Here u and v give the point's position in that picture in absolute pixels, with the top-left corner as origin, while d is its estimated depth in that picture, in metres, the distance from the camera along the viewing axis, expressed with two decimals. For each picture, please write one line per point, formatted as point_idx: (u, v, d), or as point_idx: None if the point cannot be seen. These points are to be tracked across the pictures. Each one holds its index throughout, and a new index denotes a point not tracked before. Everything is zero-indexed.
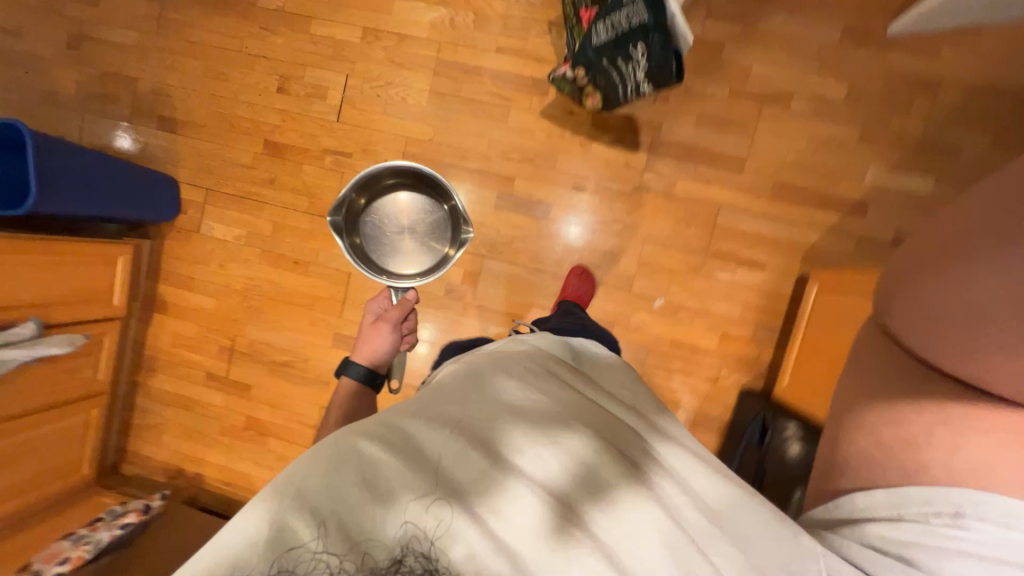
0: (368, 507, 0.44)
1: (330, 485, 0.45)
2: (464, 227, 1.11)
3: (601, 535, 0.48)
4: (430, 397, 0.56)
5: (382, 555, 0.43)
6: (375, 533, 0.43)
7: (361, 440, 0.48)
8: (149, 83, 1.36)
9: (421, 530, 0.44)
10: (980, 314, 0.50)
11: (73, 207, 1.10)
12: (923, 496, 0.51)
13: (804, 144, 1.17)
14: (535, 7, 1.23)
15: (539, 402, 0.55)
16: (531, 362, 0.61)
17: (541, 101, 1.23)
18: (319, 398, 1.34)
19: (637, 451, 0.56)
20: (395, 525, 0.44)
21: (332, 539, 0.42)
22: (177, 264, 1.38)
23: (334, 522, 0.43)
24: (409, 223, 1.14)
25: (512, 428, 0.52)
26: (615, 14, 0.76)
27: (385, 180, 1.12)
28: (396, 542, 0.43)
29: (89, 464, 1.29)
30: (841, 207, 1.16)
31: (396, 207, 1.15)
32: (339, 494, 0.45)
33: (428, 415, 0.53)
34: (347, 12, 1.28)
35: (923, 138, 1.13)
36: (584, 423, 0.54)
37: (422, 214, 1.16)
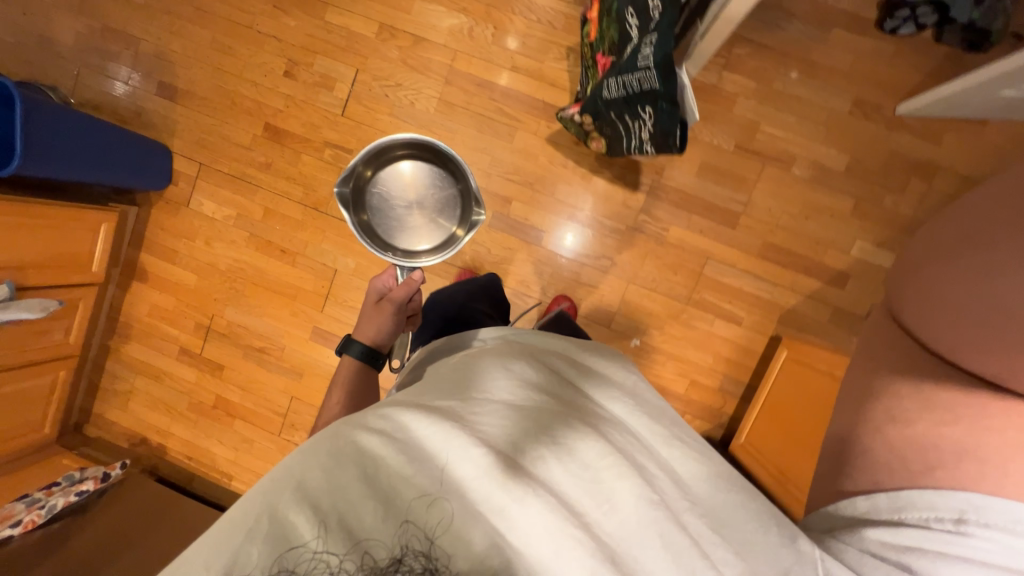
0: (369, 503, 0.41)
1: (331, 482, 0.42)
2: (475, 208, 1.06)
3: (607, 539, 0.45)
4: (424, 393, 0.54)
5: (382, 554, 0.39)
6: (376, 531, 0.40)
7: (361, 433, 0.45)
8: (152, 46, 1.32)
9: (422, 530, 0.41)
10: (1005, 314, 0.55)
11: (60, 171, 1.07)
12: (928, 502, 0.52)
13: (798, 208, 1.18)
14: (556, 30, 1.22)
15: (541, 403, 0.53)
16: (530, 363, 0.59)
17: (549, 127, 1.23)
18: (291, 388, 1.35)
19: (637, 455, 0.53)
20: (393, 524, 0.41)
21: (330, 538, 0.39)
22: (162, 234, 1.36)
23: (335, 520, 0.40)
24: (418, 196, 1.10)
25: (510, 422, 0.50)
26: (627, 75, 0.75)
27: (395, 154, 1.08)
28: (395, 541, 0.40)
29: (51, 424, 1.29)
30: (823, 275, 1.19)
31: (406, 179, 1.10)
32: (339, 491, 0.42)
33: (429, 408, 0.50)
34: (365, 5, 1.26)
35: (913, 220, 1.16)
36: (588, 426, 0.52)
37: (432, 185, 1.11)
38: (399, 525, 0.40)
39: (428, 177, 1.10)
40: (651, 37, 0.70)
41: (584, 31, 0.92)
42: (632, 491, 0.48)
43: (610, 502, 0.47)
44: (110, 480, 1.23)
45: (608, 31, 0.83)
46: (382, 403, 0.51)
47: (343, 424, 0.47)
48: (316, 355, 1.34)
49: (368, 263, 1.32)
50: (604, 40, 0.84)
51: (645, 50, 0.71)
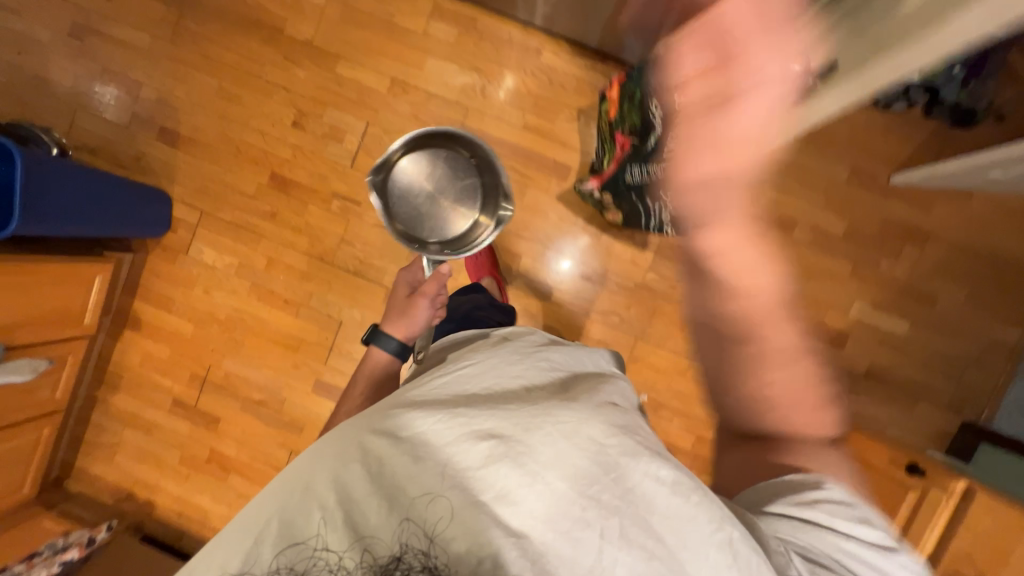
0: (374, 502, 0.46)
1: (342, 479, 0.48)
2: (504, 203, 1.04)
3: (599, 524, 0.45)
4: (422, 393, 0.58)
5: (381, 551, 0.43)
6: (380, 526, 0.44)
7: (367, 437, 0.50)
8: (155, 91, 1.29)
9: (419, 527, 0.44)
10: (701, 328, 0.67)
11: (56, 228, 1.03)
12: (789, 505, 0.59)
13: (800, 269, 1.22)
14: (566, 92, 1.24)
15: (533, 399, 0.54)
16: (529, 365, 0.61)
17: (559, 185, 1.25)
18: (291, 442, 1.31)
19: (635, 430, 0.53)
20: (392, 523, 0.44)
21: (331, 537, 0.44)
22: (159, 282, 1.32)
23: (343, 517, 0.45)
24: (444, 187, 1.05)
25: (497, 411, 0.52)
26: (652, 166, 0.78)
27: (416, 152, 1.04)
28: (394, 538, 0.44)
29: (31, 483, 1.22)
30: (824, 335, 1.23)
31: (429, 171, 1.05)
32: (349, 488, 0.47)
33: (428, 408, 0.53)
34: (377, 59, 1.26)
35: (906, 283, 1.21)
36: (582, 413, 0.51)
37: (456, 173, 1.06)
38: (399, 523, 0.44)
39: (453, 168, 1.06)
40: None
41: (603, 104, 0.95)
42: (653, 470, 0.48)
43: (606, 484, 0.47)
44: (96, 544, 1.18)
45: (629, 115, 0.86)
46: (388, 409, 0.56)
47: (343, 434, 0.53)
48: (319, 409, 1.31)
49: (375, 315, 1.30)
50: (624, 121, 0.88)
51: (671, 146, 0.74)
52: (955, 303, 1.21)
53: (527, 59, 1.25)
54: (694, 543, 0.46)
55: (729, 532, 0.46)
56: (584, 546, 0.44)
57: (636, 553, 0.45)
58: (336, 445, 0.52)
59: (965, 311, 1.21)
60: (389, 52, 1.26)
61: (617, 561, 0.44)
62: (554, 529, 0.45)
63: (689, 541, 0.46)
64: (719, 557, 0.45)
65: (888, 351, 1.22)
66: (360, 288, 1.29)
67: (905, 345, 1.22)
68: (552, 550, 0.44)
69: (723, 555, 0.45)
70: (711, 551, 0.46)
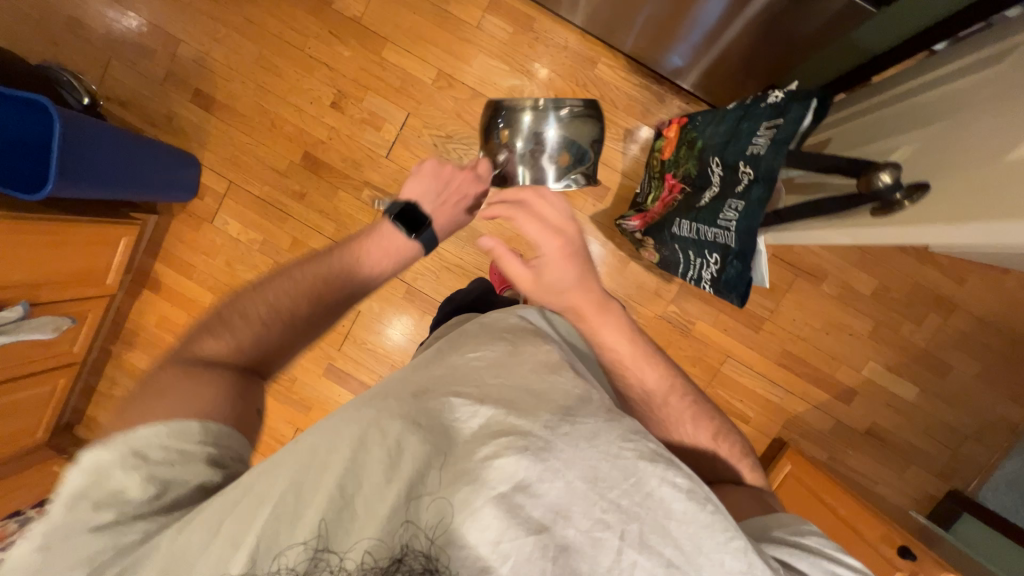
0: (391, 489, 0.46)
1: (355, 465, 0.47)
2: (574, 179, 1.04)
3: (609, 529, 0.47)
4: (433, 376, 0.57)
5: (382, 554, 0.42)
6: (393, 522, 0.44)
7: (382, 420, 0.50)
8: (193, 50, 1.25)
9: (428, 532, 0.44)
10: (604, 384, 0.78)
11: (87, 192, 1.01)
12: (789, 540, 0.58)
13: (820, 323, 1.23)
14: (616, 110, 1.21)
15: (548, 392, 0.55)
16: (540, 356, 0.60)
17: (594, 205, 1.23)
18: (297, 420, 1.35)
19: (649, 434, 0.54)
20: (398, 520, 0.44)
21: (348, 533, 0.44)
22: (181, 247, 1.31)
23: (358, 505, 0.46)
24: (550, 145, 0.97)
25: (513, 408, 0.52)
26: (703, 223, 0.76)
27: (571, 99, 0.96)
28: (399, 540, 0.43)
29: (44, 428, 1.25)
30: (832, 389, 1.24)
31: (559, 124, 0.97)
32: (364, 475, 0.47)
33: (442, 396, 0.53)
34: (425, 47, 1.21)
35: (923, 351, 1.21)
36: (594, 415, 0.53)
37: (572, 147, 0.99)
38: (399, 525, 0.44)
39: (575, 142, 0.99)
40: (736, 203, 0.70)
41: (658, 142, 0.93)
42: (665, 476, 0.50)
43: (623, 489, 0.48)
44: None
45: (685, 162, 0.84)
46: (400, 390, 0.55)
47: (348, 416, 0.51)
48: (327, 392, 1.35)
49: (393, 309, 1.32)
50: (679, 166, 0.86)
51: (728, 212, 0.71)
52: (967, 377, 1.21)
53: (581, 69, 1.20)
54: (711, 551, 0.48)
55: (744, 540, 0.50)
56: (602, 546, 0.46)
57: (653, 557, 0.47)
58: (337, 428, 0.50)
59: (977, 387, 1.21)
60: (438, 42, 1.21)
61: (636, 563, 0.46)
62: (571, 531, 0.46)
63: (705, 548, 0.48)
64: (733, 563, 0.48)
65: (891, 413, 1.24)
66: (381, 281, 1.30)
67: (909, 409, 1.23)
68: (573, 549, 0.45)
69: (739, 561, 0.49)
70: (726, 559, 0.49)
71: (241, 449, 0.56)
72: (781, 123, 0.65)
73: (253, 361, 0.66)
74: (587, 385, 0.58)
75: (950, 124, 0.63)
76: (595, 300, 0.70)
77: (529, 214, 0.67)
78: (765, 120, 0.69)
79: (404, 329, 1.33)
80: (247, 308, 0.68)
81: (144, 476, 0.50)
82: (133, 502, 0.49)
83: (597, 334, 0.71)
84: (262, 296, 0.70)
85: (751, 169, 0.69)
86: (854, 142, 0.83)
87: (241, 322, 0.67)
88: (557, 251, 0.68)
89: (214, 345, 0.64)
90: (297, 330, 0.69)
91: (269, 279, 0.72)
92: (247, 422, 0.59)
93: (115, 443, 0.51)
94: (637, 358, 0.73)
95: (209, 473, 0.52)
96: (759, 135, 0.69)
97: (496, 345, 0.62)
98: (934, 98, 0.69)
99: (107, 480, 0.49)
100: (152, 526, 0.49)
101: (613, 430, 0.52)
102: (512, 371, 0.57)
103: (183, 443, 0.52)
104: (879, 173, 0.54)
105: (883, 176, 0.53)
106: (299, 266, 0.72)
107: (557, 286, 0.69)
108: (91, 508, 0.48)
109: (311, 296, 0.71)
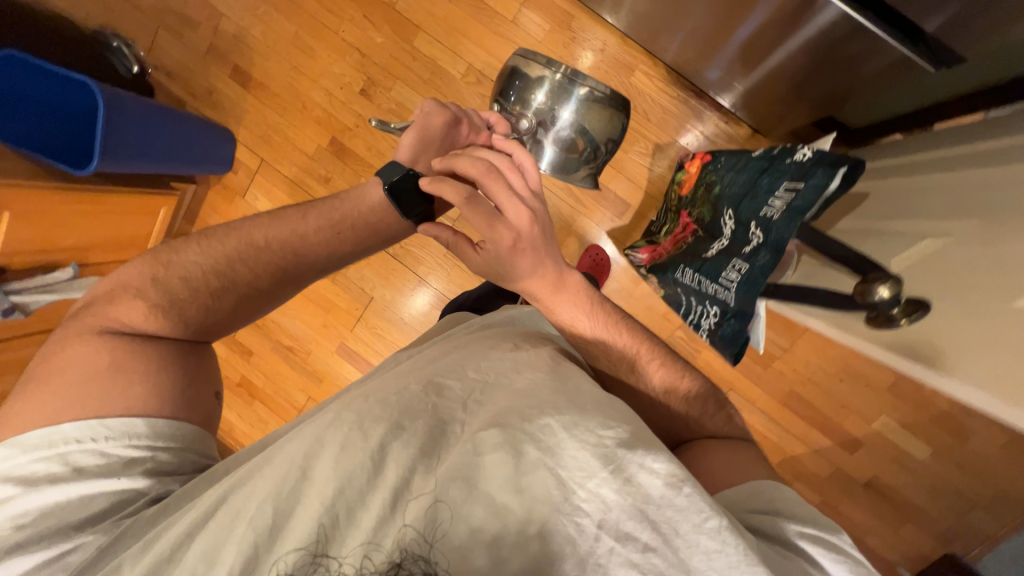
0: (372, 491, 0.42)
1: (338, 466, 0.43)
2: (584, 167, 0.98)
3: (597, 521, 0.40)
4: (417, 374, 0.54)
5: (381, 558, 0.37)
6: (376, 527, 0.39)
7: (358, 417, 0.47)
8: (233, 25, 1.26)
9: (419, 530, 0.39)
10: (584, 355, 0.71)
11: (131, 167, 1.07)
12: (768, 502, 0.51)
13: (834, 368, 1.17)
14: (648, 122, 1.16)
15: (531, 381, 0.50)
16: (531, 352, 0.56)
17: (612, 220, 1.20)
18: (309, 388, 1.45)
19: (631, 419, 0.48)
20: (395, 526, 0.39)
21: (335, 542, 0.40)
22: (216, 218, 1.39)
23: (343, 507, 0.41)
24: (563, 129, 0.92)
25: (496, 406, 0.48)
26: (705, 277, 0.73)
27: (593, 82, 0.88)
28: (396, 542, 0.38)
29: None
30: (836, 436, 1.20)
31: (578, 106, 0.90)
32: (348, 473, 0.42)
33: (419, 391, 0.49)
34: (457, 40, 1.18)
35: (945, 413, 1.13)
36: (572, 398, 0.48)
37: (587, 136, 0.93)
38: (398, 528, 0.39)
39: (591, 129, 0.92)
40: (740, 264, 0.67)
41: (678, 174, 0.88)
42: (645, 460, 0.42)
43: (603, 477, 0.41)
44: None
45: (701, 203, 0.80)
46: (382, 389, 0.51)
47: (328, 422, 0.48)
48: (338, 367, 1.43)
49: (403, 299, 1.37)
50: (694, 205, 0.82)
51: (730, 272, 0.68)
52: (992, 447, 1.13)
53: (616, 76, 1.15)
54: (687, 533, 0.40)
55: (720, 520, 0.41)
56: (582, 534, 0.40)
57: (631, 543, 0.39)
58: (320, 432, 0.47)
59: (1002, 459, 1.12)
60: (472, 35, 1.18)
61: (613, 551, 0.39)
62: (553, 524, 0.40)
63: (680, 530, 0.40)
64: (710, 545, 0.40)
65: (896, 469, 1.19)
66: (394, 271, 1.34)
67: (917, 469, 1.17)
68: (554, 541, 0.39)
69: (713, 543, 0.40)
70: (701, 540, 0.40)
71: (195, 447, 0.58)
72: (801, 188, 0.61)
73: (201, 332, 0.64)
74: (570, 379, 0.51)
75: (985, 227, 0.56)
76: (551, 280, 0.65)
77: (480, 209, 0.60)
78: (786, 179, 0.64)
79: (413, 319, 1.38)
80: (188, 269, 0.64)
81: (82, 488, 0.50)
82: (71, 518, 0.49)
83: (553, 313, 0.67)
84: (204, 256, 0.65)
85: (762, 232, 0.65)
86: (892, 203, 0.76)
87: (178, 285, 0.63)
88: (508, 246, 0.61)
89: (146, 314, 0.60)
90: (247, 298, 0.66)
91: (215, 234, 0.67)
92: (202, 415, 0.61)
93: (43, 452, 0.51)
94: (599, 332, 0.67)
95: (156, 479, 0.53)
96: (777, 196, 0.64)
97: (486, 345, 0.58)
98: (937, 184, 0.69)
99: (40, 494, 0.50)
100: (98, 540, 0.48)
101: (588, 415, 0.46)
102: (495, 367, 0.53)
103: (124, 447, 0.53)
104: (878, 285, 0.49)
105: (882, 290, 0.48)
106: (252, 225, 0.67)
107: (513, 274, 0.64)
108: (25, 523, 0.48)
109: (267, 263, 0.66)
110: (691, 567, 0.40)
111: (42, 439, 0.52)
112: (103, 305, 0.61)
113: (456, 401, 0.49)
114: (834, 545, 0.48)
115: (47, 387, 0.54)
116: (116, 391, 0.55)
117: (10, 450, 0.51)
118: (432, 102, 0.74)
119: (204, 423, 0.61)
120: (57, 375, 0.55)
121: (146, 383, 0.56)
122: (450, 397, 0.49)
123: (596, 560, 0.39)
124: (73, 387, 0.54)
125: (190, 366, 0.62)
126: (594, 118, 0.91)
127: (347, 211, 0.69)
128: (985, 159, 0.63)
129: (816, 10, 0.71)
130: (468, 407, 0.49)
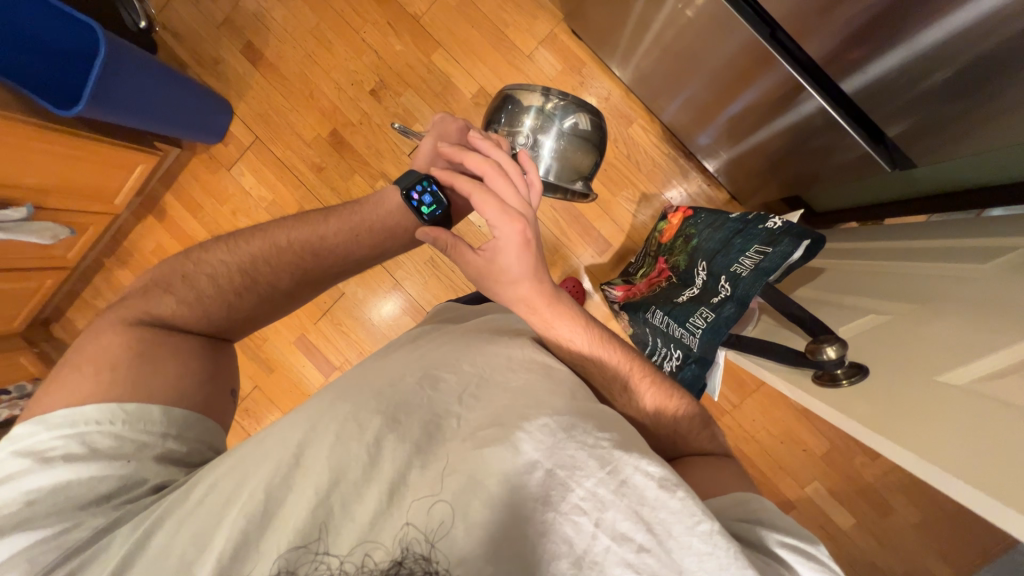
0: (368, 485, 0.46)
1: (333, 454, 0.47)
2: (575, 182, 1.01)
3: (594, 521, 0.45)
4: (416, 365, 0.58)
5: (381, 556, 0.42)
6: (373, 532, 0.43)
7: (359, 408, 0.50)
8: (255, 4, 1.27)
9: (420, 530, 0.43)
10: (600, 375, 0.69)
11: (118, 119, 1.04)
12: (771, 520, 0.53)
13: (777, 430, 1.24)
14: (638, 171, 1.23)
15: (534, 381, 0.57)
16: (533, 354, 0.62)
17: (594, 256, 1.25)
18: (257, 377, 1.38)
19: (623, 429, 0.55)
20: (396, 524, 0.43)
21: (334, 541, 0.43)
22: (194, 185, 1.34)
23: (337, 498, 0.45)
24: (545, 152, 0.97)
25: (494, 406, 0.53)
26: (673, 321, 0.77)
27: (582, 109, 0.96)
28: (396, 541, 0.42)
29: (21, 319, 1.28)
30: (774, 498, 1.24)
31: (570, 128, 0.96)
32: (342, 464, 0.46)
33: (417, 389, 0.54)
34: (474, 63, 1.24)
35: (869, 488, 1.21)
36: (567, 401, 0.54)
37: (568, 160, 0.99)
38: (399, 526, 0.43)
39: (580, 148, 0.98)
40: (707, 312, 0.72)
41: (660, 223, 0.93)
42: (641, 464, 0.48)
43: (599, 478, 0.47)
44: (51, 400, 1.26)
45: (678, 252, 0.85)
46: (377, 380, 0.55)
47: (323, 412, 0.51)
48: (293, 359, 1.38)
49: (375, 300, 1.35)
50: (672, 253, 0.87)
51: (697, 318, 0.73)
52: (906, 526, 1.21)
53: (615, 124, 1.23)
54: (679, 534, 0.45)
55: (712, 524, 0.46)
56: (578, 533, 0.45)
57: (626, 543, 0.45)
58: (314, 418, 0.50)
59: (914, 537, 1.21)
60: (488, 60, 1.24)
61: (609, 549, 0.45)
62: (550, 521, 0.45)
63: (673, 531, 0.45)
64: (701, 547, 0.45)
65: (825, 538, 1.23)
66: (370, 270, 1.33)
67: (843, 539, 1.23)
68: (548, 539, 0.45)
69: (705, 545, 0.45)
70: (693, 542, 0.45)
71: (202, 438, 0.59)
72: (768, 253, 0.67)
73: (223, 327, 0.69)
74: (566, 385, 0.58)
75: (921, 304, 0.62)
76: (547, 293, 0.65)
77: (488, 195, 0.62)
78: (756, 243, 0.70)
79: (381, 322, 1.36)
80: (214, 267, 0.69)
81: (93, 468, 0.51)
82: (77, 497, 0.50)
83: (548, 328, 0.66)
84: (230, 255, 0.70)
85: (730, 286, 0.71)
86: (839, 282, 0.84)
87: (204, 282, 0.68)
88: (518, 237, 0.62)
89: (176, 306, 0.65)
90: (267, 294, 0.71)
91: (241, 235, 0.73)
92: (213, 409, 0.63)
93: (63, 430, 0.53)
94: (597, 347, 0.67)
95: (165, 467, 0.55)
96: (747, 255, 0.70)
97: (479, 338, 0.64)
98: (882, 268, 0.77)
99: (51, 473, 0.50)
100: (97, 521, 0.49)
101: (586, 421, 0.52)
102: (490, 364, 0.59)
103: (140, 431, 0.55)
104: (826, 345, 0.52)
105: (829, 350, 0.51)
106: (277, 227, 0.73)
107: (511, 273, 0.64)
108: (35, 500, 0.49)
109: (288, 263, 0.72)
110: (679, 564, 0.45)
111: (64, 418, 0.53)
112: (134, 297, 0.66)
113: (452, 394, 0.54)
114: (813, 556, 0.51)
115: (76, 370, 0.57)
116: (118, 381, 0.56)
117: (35, 426, 0.53)
118: (447, 115, 0.81)
119: (214, 416, 0.63)
120: (86, 361, 0.57)
121: (169, 375, 0.60)
122: (444, 391, 0.54)
123: (592, 558, 0.44)
124: (98, 375, 0.56)
125: (210, 364, 0.65)
126: (583, 139, 0.98)
127: (367, 217, 0.75)
128: (923, 256, 0.72)
129: (798, 100, 0.79)
130: (464, 401, 0.54)
